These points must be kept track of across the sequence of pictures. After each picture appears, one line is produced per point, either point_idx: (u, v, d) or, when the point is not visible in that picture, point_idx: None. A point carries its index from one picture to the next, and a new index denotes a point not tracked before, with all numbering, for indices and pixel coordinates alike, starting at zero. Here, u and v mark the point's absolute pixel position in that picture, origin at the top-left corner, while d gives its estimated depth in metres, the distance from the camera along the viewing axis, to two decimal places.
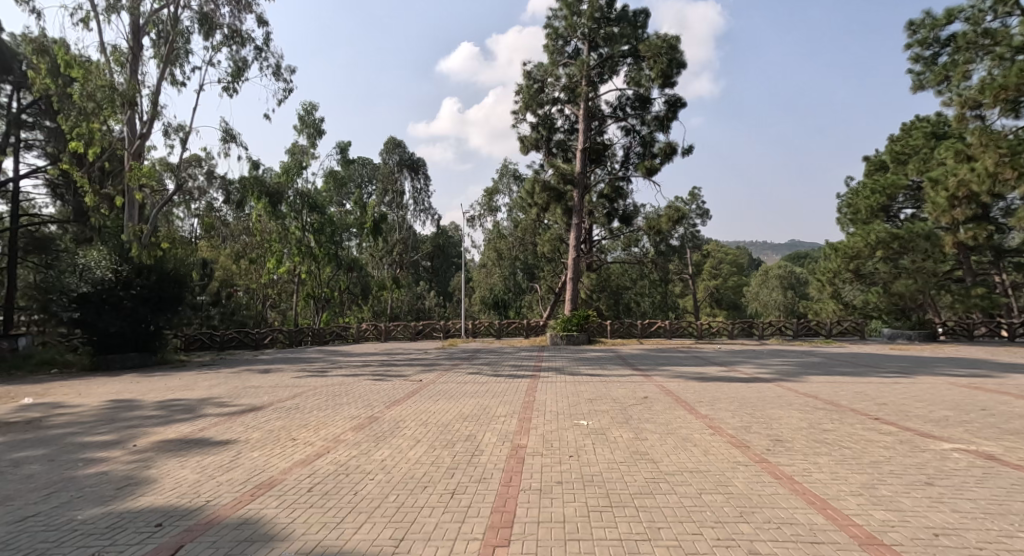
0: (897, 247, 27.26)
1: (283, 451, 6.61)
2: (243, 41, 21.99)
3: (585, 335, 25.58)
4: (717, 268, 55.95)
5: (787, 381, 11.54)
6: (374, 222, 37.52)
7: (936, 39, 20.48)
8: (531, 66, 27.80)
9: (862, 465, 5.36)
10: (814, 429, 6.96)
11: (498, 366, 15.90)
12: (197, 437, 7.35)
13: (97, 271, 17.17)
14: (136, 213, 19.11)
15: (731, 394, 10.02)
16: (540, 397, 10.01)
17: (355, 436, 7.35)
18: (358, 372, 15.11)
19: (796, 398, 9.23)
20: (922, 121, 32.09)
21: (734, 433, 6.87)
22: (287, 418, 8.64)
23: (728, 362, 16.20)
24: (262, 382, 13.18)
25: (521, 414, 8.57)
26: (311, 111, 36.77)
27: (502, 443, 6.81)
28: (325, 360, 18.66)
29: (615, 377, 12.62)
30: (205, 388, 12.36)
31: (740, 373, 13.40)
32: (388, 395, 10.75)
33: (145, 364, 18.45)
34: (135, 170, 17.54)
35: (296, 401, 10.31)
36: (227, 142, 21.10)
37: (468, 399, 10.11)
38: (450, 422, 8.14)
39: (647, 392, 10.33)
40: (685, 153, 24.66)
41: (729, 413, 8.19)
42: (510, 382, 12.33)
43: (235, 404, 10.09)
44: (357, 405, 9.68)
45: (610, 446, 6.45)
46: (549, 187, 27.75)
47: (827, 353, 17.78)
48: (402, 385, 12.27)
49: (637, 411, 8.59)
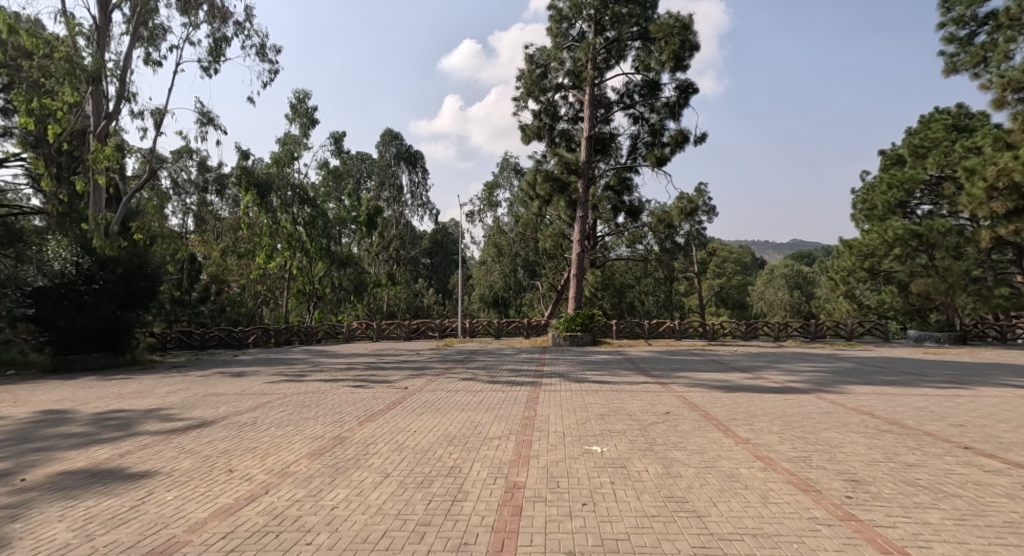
0: (917, 244, 25.89)
1: (207, 491, 5.04)
2: (224, 17, 20.53)
3: (588, 335, 24.03)
4: (722, 266, 54.28)
5: (827, 392, 9.97)
6: (368, 216, 35.87)
7: (973, 17, 18.99)
8: (534, 49, 26.09)
9: (999, 532, 3.80)
10: (898, 464, 5.41)
11: (494, 371, 14.36)
12: (110, 467, 5.79)
13: (56, 264, 15.75)
14: (102, 200, 17.53)
15: (769, 409, 8.43)
16: (542, 412, 8.48)
17: (309, 466, 5.81)
18: (338, 377, 13.54)
19: (849, 416, 7.69)
20: (941, 114, 30.62)
21: (794, 470, 5.31)
22: (236, 439, 7.09)
23: (749, 367, 14.60)
24: (226, 389, 11.62)
25: (518, 436, 7.03)
26: (303, 100, 35.35)
27: (493, 481, 5.26)
28: (307, 362, 17.10)
29: (627, 386, 11.11)
30: (161, 395, 10.84)
31: (768, 380, 11.85)
32: (365, 408, 9.20)
33: (111, 365, 16.92)
34: (97, 152, 16.02)
35: (255, 414, 8.77)
36: (204, 125, 19.56)
37: (456, 414, 8.58)
38: (431, 447, 6.59)
39: (668, 407, 8.77)
40: (697, 141, 23.09)
41: (775, 437, 6.65)
42: (507, 391, 10.77)
43: (182, 418, 8.54)
44: (324, 422, 8.11)
45: (634, 491, 4.91)
46: (552, 177, 26.66)
47: (856, 358, 16.14)
48: (383, 394, 10.69)
49: (661, 434, 7.04)
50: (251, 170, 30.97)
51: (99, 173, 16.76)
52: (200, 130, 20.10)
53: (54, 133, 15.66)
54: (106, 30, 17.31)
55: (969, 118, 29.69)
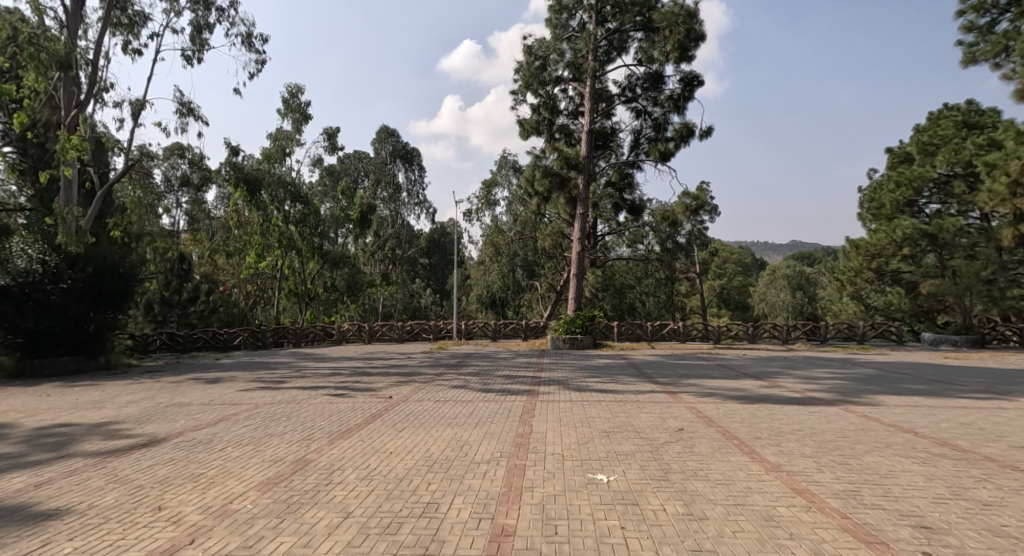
0: (926, 243, 24.86)
1: (120, 540, 4.04)
2: (207, 3, 19.58)
3: (589, 338, 23.05)
4: (722, 266, 53.36)
5: (856, 404, 8.97)
6: (362, 214, 34.57)
7: (995, 3, 18.04)
8: (532, 41, 24.96)
9: None
10: (972, 503, 4.40)
11: (488, 377, 13.37)
12: (14, 503, 4.78)
13: (19, 262, 14.81)
14: (72, 193, 16.49)
15: (795, 425, 7.44)
16: (538, 429, 7.49)
17: (257, 501, 4.81)
18: (318, 384, 12.57)
19: (891, 435, 6.68)
20: (950, 110, 29.69)
21: (846, 510, 4.33)
22: (181, 462, 6.08)
23: (762, 373, 13.58)
24: (193, 399, 10.65)
25: (510, 459, 6.04)
26: (296, 94, 34.47)
27: (476, 526, 4.26)
28: (289, 366, 16.12)
29: (633, 395, 10.17)
30: (118, 406, 9.85)
31: (786, 389, 10.86)
32: (340, 422, 8.19)
33: (81, 370, 15.91)
34: (66, 141, 14.95)
35: (215, 430, 7.76)
36: (184, 116, 18.59)
37: (442, 431, 7.57)
38: (407, 474, 5.62)
39: (681, 422, 7.79)
40: (704, 134, 22.13)
41: (811, 463, 5.65)
42: (501, 402, 9.77)
43: (130, 434, 7.55)
44: (290, 440, 7.12)
45: (652, 541, 3.90)
46: (551, 172, 25.57)
47: (875, 364, 15.14)
48: (364, 404, 9.69)
49: (676, 457, 6.06)
50: (241, 166, 30.10)
51: (66, 164, 15.75)
52: (180, 121, 19.09)
53: (21, 122, 14.76)
54: (81, 14, 16.42)
55: (980, 115, 28.75)
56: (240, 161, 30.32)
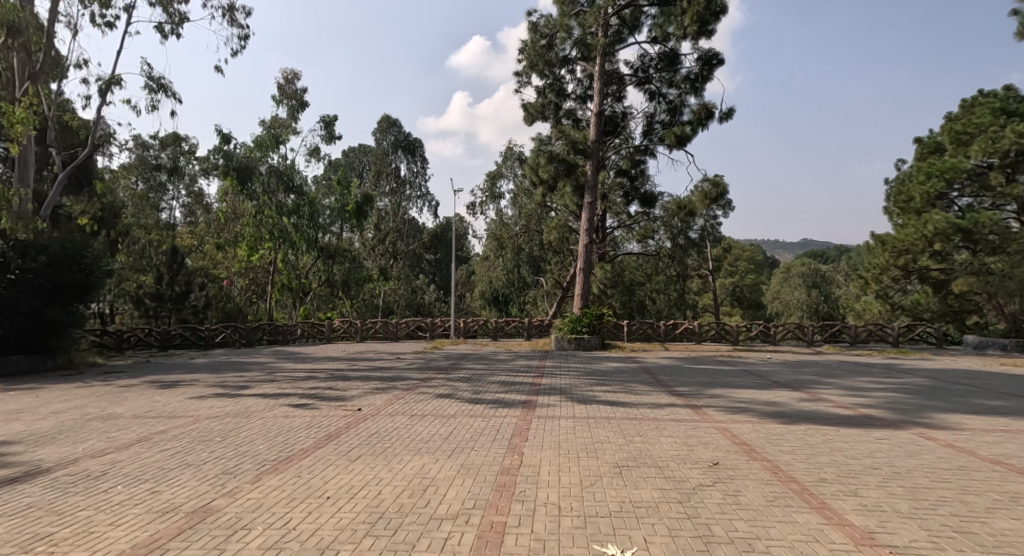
0: (960, 238, 22.67)
1: None
2: None
3: (597, 338, 21.27)
4: (734, 264, 50.08)
5: (932, 428, 7.16)
6: (357, 205, 32.39)
7: None
8: (539, 17, 23.10)
9: None
10: None
11: (480, 383, 11.66)
12: None
13: None
14: (25, 172, 15.10)
15: (869, 460, 5.64)
16: (531, 461, 5.75)
17: None
18: (285, 390, 10.91)
19: (1010, 481, 4.87)
20: (986, 96, 27.14)
21: None
22: (31, 514, 4.40)
23: (795, 383, 11.75)
24: (128, 409, 9.02)
25: (486, 516, 4.32)
26: (292, 81, 32.93)
27: None
28: (262, 368, 14.48)
29: (649, 412, 8.40)
30: (33, 419, 8.25)
31: (835, 405, 9.02)
32: (283, 447, 6.50)
33: (35, 370, 14.39)
34: (11, 113, 13.40)
35: (116, 457, 6.06)
36: (154, 93, 17.07)
37: (406, 462, 5.87)
38: (334, 540, 3.92)
39: (716, 454, 6.02)
40: (723, 117, 20.24)
41: (917, 530, 3.89)
42: (488, 418, 8.05)
43: (7, 463, 5.89)
44: (204, 475, 5.45)
45: None
46: (558, 158, 23.35)
47: (925, 372, 13.15)
48: (324, 420, 8.00)
49: (719, 514, 4.31)
50: (231, 155, 28.61)
51: (16, 141, 14.33)
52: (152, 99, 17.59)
53: None
54: None
55: (1019, 101, 26.25)
56: (231, 149, 28.83)
